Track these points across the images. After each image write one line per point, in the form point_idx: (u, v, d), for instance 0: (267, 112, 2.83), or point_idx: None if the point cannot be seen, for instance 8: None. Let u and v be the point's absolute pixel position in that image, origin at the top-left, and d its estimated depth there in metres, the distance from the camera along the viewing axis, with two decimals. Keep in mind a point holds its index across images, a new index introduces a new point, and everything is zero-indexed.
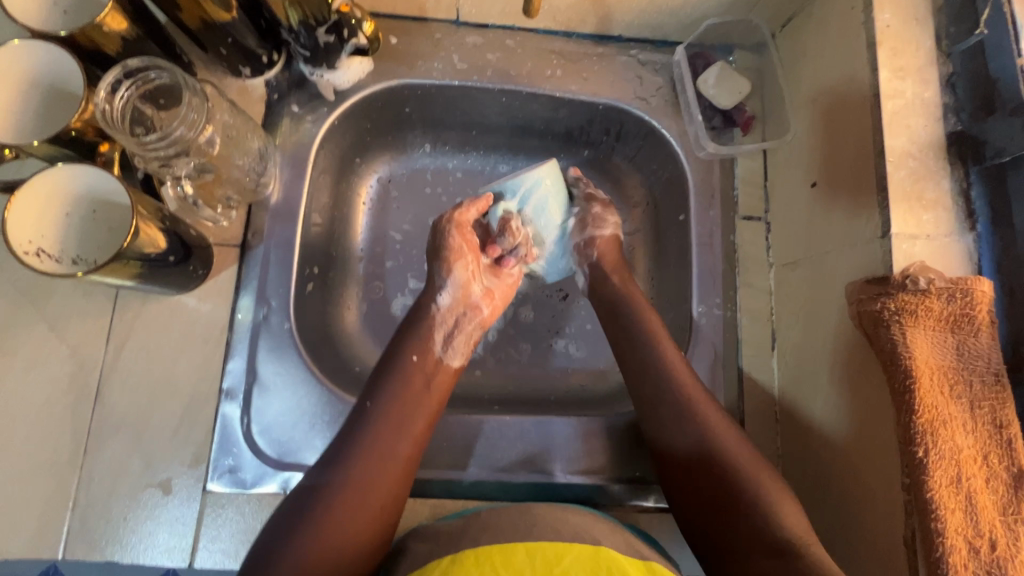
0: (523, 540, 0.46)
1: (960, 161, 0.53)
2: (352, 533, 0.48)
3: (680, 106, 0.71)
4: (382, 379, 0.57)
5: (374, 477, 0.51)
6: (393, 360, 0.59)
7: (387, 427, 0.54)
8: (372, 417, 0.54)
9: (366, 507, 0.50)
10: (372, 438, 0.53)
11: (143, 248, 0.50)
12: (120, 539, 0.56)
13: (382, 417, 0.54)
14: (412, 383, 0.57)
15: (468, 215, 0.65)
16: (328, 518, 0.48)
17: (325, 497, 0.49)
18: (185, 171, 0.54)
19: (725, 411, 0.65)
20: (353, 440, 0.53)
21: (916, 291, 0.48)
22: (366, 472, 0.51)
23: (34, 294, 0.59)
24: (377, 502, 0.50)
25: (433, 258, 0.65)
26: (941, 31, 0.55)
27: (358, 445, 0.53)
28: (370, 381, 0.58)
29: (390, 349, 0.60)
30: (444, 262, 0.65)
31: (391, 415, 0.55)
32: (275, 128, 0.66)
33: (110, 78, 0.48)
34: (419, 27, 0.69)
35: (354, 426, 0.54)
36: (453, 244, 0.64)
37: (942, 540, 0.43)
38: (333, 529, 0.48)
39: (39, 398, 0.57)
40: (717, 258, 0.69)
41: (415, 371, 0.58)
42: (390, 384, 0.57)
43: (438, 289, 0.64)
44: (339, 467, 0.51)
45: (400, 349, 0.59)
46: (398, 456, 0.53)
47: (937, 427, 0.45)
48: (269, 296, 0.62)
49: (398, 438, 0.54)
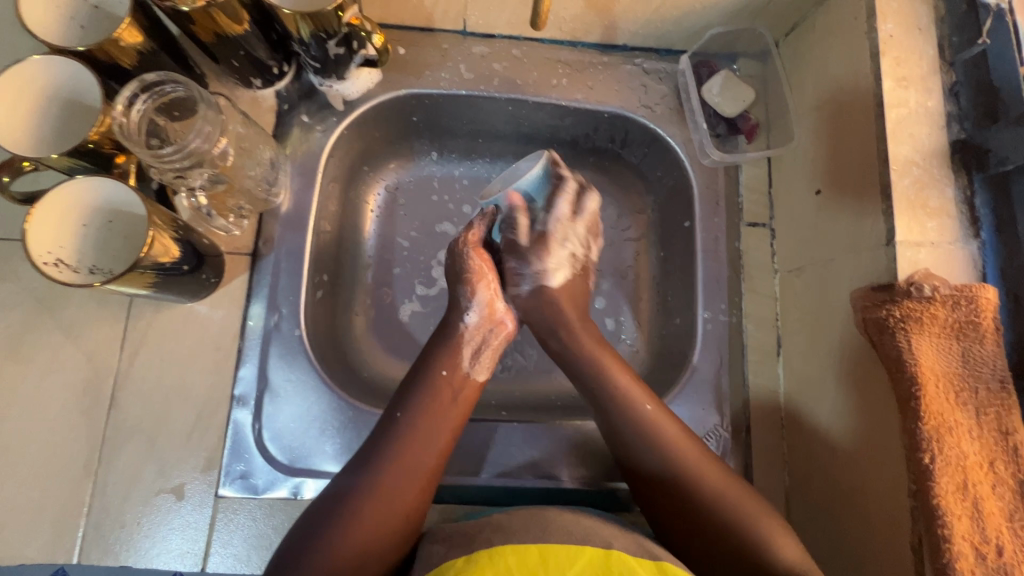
0: (536, 543, 0.47)
1: (965, 169, 0.53)
2: (369, 546, 0.49)
3: (684, 114, 0.72)
4: (409, 390, 0.57)
5: (394, 492, 0.51)
6: (421, 373, 0.59)
7: (410, 440, 0.54)
8: (398, 429, 0.55)
9: (383, 523, 0.50)
10: (397, 451, 0.53)
11: (158, 257, 0.51)
12: (135, 544, 0.56)
13: (409, 431, 0.55)
14: (439, 396, 0.57)
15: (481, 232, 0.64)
16: (345, 531, 0.48)
17: (343, 508, 0.50)
18: (200, 181, 0.55)
19: (731, 416, 0.66)
20: (377, 451, 0.53)
21: (920, 298, 0.49)
22: (388, 487, 0.51)
23: (50, 302, 0.60)
24: (395, 517, 0.51)
25: (455, 279, 0.64)
26: (944, 40, 0.56)
27: (382, 457, 0.53)
28: (399, 392, 0.58)
29: (419, 363, 0.60)
30: (467, 284, 0.63)
31: (416, 428, 0.55)
32: (285, 138, 0.67)
33: (127, 92, 0.49)
34: (427, 37, 0.70)
35: (381, 437, 0.54)
36: (474, 266, 0.63)
37: (949, 546, 0.44)
38: (349, 542, 0.48)
39: (54, 404, 0.58)
40: (723, 265, 0.69)
41: (443, 384, 0.58)
42: (416, 396, 0.57)
43: (463, 308, 0.62)
44: (361, 477, 0.52)
45: (431, 361, 0.59)
46: (420, 471, 0.53)
47: (943, 433, 0.46)
48: (280, 303, 0.63)
49: (421, 450, 0.54)
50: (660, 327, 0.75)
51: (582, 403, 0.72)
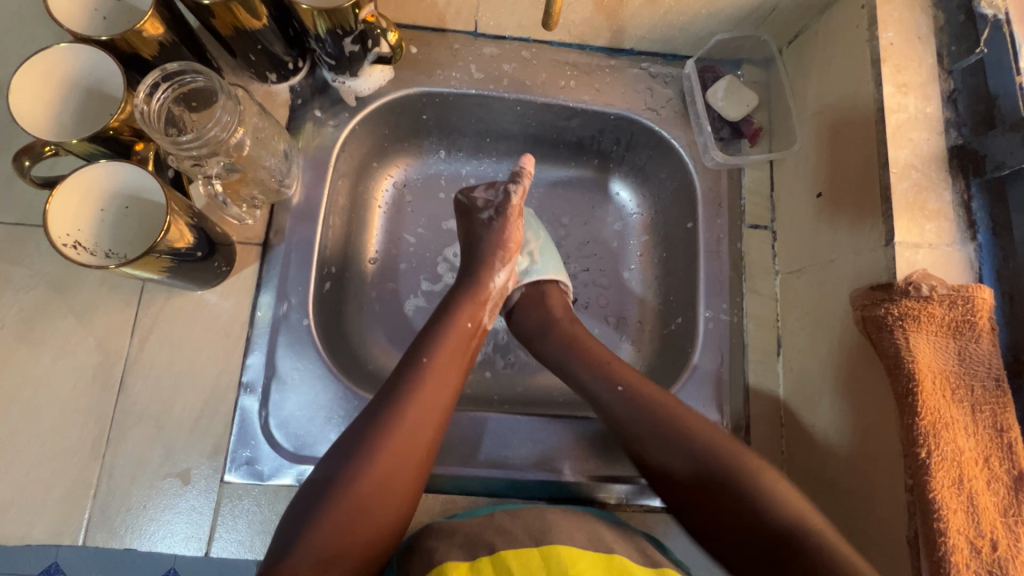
0: (538, 545, 0.49)
1: (962, 173, 0.54)
2: (400, 480, 0.52)
3: (689, 118, 0.73)
4: (434, 335, 0.60)
5: (421, 430, 0.54)
6: (446, 318, 0.61)
7: (432, 379, 0.56)
8: (423, 369, 0.57)
9: (408, 461, 0.53)
10: (423, 388, 0.55)
11: (173, 243, 0.52)
12: (140, 527, 0.57)
13: (435, 372, 0.57)
14: (460, 341, 0.60)
15: (519, 206, 0.68)
16: (380, 469, 0.51)
17: (378, 440, 0.52)
18: (215, 170, 0.56)
19: (730, 414, 0.66)
20: (408, 387, 0.55)
21: (918, 297, 0.50)
22: (416, 425, 0.54)
23: (62, 287, 0.61)
24: (415, 456, 0.53)
25: (493, 245, 0.67)
26: (943, 49, 0.58)
27: (411, 396, 0.55)
28: (420, 335, 0.60)
29: (443, 308, 0.62)
30: (506, 252, 0.67)
31: (441, 372, 0.57)
32: (298, 132, 0.68)
33: (148, 80, 0.51)
34: (438, 37, 0.72)
35: (406, 376, 0.56)
36: (512, 237, 0.68)
37: (944, 539, 0.45)
38: (379, 475, 0.51)
39: (64, 387, 0.59)
40: (725, 265, 0.70)
41: (466, 332, 0.61)
42: (441, 342, 0.59)
43: (496, 269, 0.66)
44: (393, 411, 0.54)
45: (455, 308, 0.62)
46: (439, 413, 0.56)
47: (939, 429, 0.47)
48: (289, 293, 0.64)
49: (445, 392, 0.57)
50: (662, 327, 0.76)
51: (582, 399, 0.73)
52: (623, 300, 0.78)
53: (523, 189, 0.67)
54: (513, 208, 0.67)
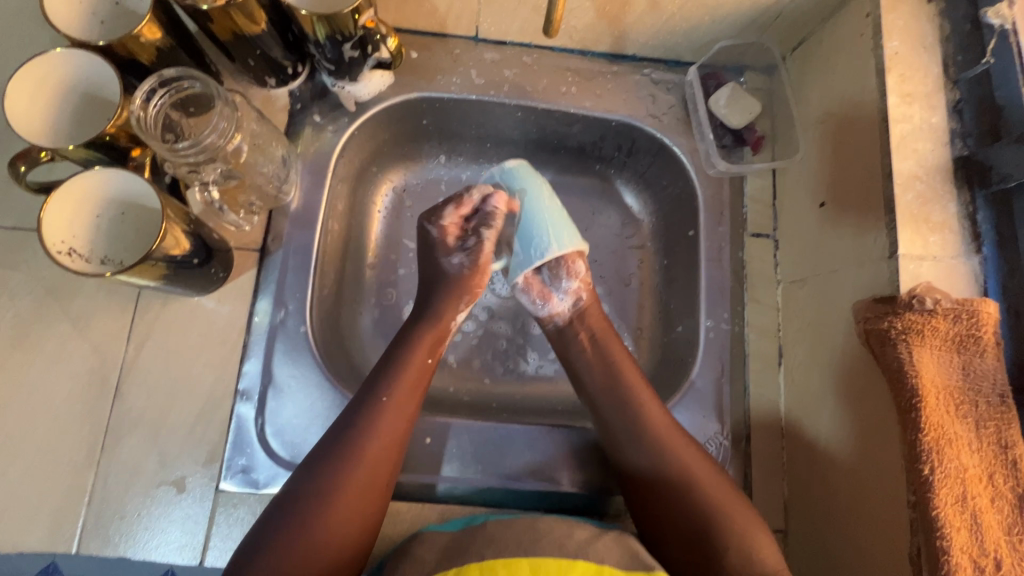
0: (528, 555, 0.48)
1: (967, 185, 0.54)
2: (349, 521, 0.51)
3: (691, 125, 0.73)
4: (389, 368, 0.58)
5: (374, 472, 0.53)
6: (401, 351, 0.60)
7: (389, 417, 0.55)
8: (378, 407, 0.55)
9: (359, 502, 0.51)
10: (379, 426, 0.54)
11: (168, 250, 0.51)
12: (134, 535, 0.57)
13: (391, 408, 0.55)
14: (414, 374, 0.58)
15: (488, 253, 0.65)
16: (328, 511, 0.50)
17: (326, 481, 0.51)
18: (212, 176, 0.56)
19: (731, 424, 0.66)
20: (358, 425, 0.54)
21: (923, 311, 0.49)
22: (365, 467, 0.53)
23: (59, 292, 0.60)
24: (368, 497, 0.52)
25: (459, 289, 0.64)
26: (949, 58, 0.57)
27: (360, 434, 0.54)
28: (377, 369, 0.59)
29: (398, 342, 0.61)
30: (471, 295, 0.64)
31: (392, 406, 0.56)
32: (297, 137, 0.67)
33: (145, 86, 0.50)
34: (439, 42, 0.71)
35: (361, 416, 0.55)
36: (478, 283, 0.65)
37: (946, 557, 0.44)
38: (330, 518, 0.50)
39: (59, 393, 0.59)
40: (726, 274, 0.70)
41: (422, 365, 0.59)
42: (395, 375, 0.58)
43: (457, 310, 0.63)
44: (342, 451, 0.53)
45: (411, 340, 0.61)
46: (389, 449, 0.54)
47: (943, 445, 0.46)
48: (286, 299, 0.63)
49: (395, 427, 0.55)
50: (662, 334, 0.75)
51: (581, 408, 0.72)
52: (623, 308, 0.77)
53: (496, 233, 0.64)
54: (483, 256, 0.64)
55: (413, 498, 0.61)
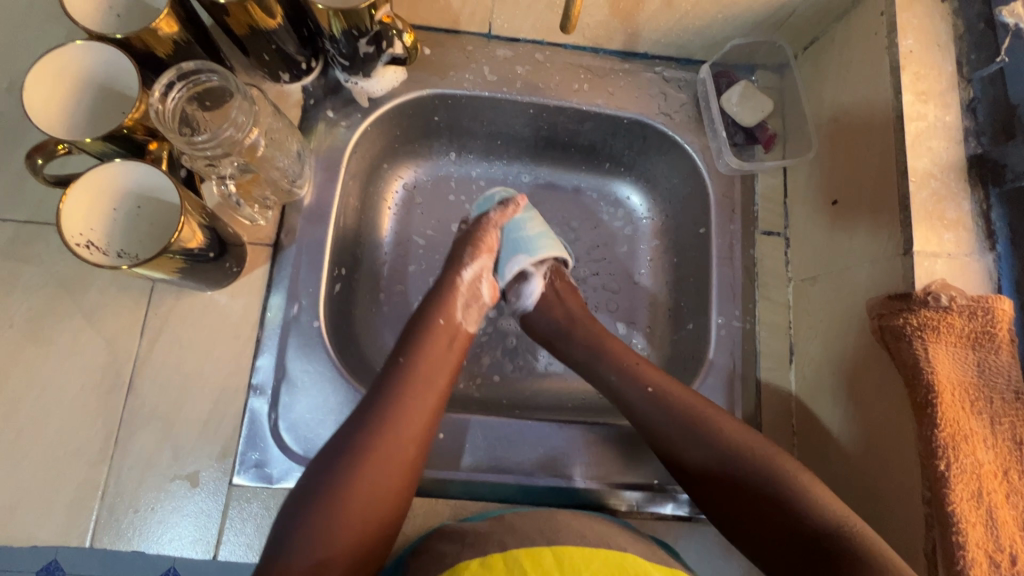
0: (550, 545, 0.48)
1: (980, 183, 0.54)
2: (381, 483, 0.51)
3: (703, 123, 0.73)
4: (413, 336, 0.60)
5: (404, 437, 0.54)
6: (424, 319, 0.61)
7: (416, 385, 0.56)
8: (403, 374, 0.57)
9: (395, 467, 0.52)
10: (407, 393, 0.56)
11: (186, 243, 0.51)
12: (146, 530, 0.56)
13: (419, 372, 0.57)
14: (437, 341, 0.60)
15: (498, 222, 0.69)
16: (363, 473, 0.51)
17: (359, 441, 0.52)
18: (229, 170, 0.56)
19: (742, 422, 0.66)
20: (387, 390, 0.55)
21: (938, 308, 0.49)
22: (396, 430, 0.53)
23: (71, 286, 0.60)
24: (401, 463, 0.53)
25: (462, 242, 0.67)
26: (963, 57, 0.57)
27: (389, 397, 0.55)
28: (403, 338, 0.60)
29: (420, 311, 0.62)
30: (472, 247, 0.66)
31: (419, 373, 0.57)
32: (310, 132, 0.67)
33: (164, 80, 0.50)
34: (452, 38, 0.71)
35: (388, 385, 0.56)
36: (484, 238, 0.67)
37: (962, 553, 0.44)
38: (367, 481, 0.51)
39: (73, 387, 0.58)
40: (737, 271, 0.70)
41: (442, 332, 0.61)
42: (419, 344, 0.59)
43: (463, 263, 0.65)
44: (374, 413, 0.54)
45: (432, 308, 0.62)
46: (418, 414, 0.55)
47: (958, 442, 0.46)
48: (300, 294, 0.63)
49: (423, 392, 0.56)
50: (673, 332, 0.75)
51: (592, 405, 0.72)
52: (633, 305, 0.78)
53: (501, 215, 0.69)
54: (489, 220, 0.69)
55: (425, 494, 0.61)
